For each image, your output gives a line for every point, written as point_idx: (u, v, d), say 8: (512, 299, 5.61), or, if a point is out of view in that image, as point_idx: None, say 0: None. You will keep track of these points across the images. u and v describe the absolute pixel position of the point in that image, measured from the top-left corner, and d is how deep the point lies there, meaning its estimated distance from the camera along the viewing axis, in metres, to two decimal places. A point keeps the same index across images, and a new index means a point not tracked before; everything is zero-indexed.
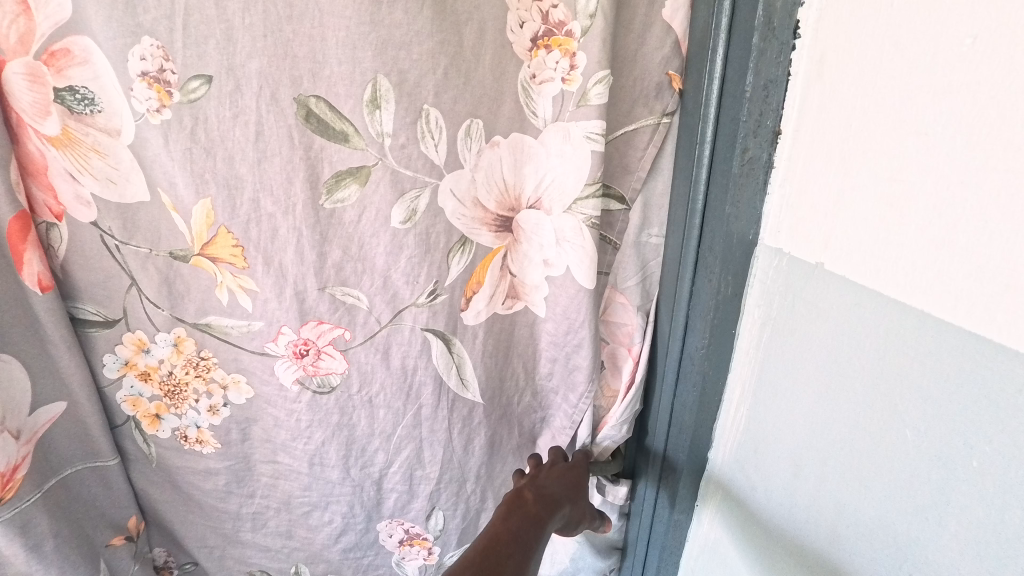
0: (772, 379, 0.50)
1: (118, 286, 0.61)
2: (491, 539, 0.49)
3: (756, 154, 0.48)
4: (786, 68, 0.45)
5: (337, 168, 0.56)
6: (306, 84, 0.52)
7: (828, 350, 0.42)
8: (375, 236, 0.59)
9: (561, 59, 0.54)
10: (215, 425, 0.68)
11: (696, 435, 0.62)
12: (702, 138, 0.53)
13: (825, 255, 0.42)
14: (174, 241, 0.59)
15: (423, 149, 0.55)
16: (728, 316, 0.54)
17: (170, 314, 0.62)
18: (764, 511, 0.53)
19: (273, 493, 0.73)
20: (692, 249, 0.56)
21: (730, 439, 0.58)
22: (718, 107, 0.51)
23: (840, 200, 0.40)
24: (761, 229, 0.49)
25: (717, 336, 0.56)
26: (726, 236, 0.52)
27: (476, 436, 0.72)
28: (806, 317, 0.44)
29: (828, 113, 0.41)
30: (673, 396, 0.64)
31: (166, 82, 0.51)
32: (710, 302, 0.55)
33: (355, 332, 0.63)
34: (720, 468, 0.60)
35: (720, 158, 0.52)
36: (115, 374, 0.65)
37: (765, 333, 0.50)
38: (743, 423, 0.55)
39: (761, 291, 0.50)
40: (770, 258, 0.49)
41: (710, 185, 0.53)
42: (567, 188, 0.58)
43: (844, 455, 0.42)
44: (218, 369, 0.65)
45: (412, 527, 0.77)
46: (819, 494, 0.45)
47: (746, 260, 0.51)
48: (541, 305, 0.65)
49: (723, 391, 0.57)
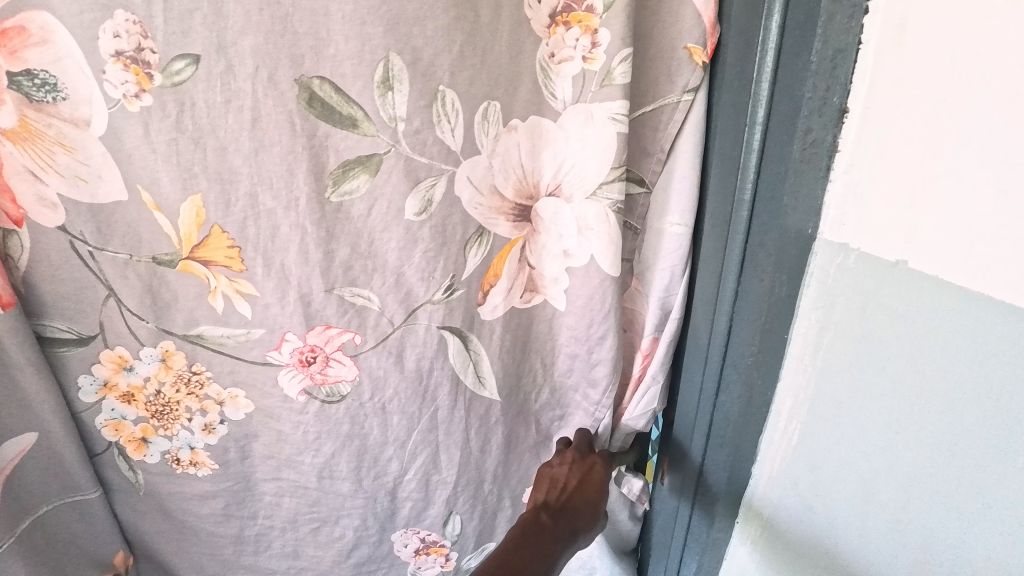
0: (833, 396, 0.43)
1: (93, 298, 0.54)
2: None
3: (820, 135, 0.40)
4: (856, 35, 0.37)
5: (344, 158, 0.51)
6: (308, 63, 0.47)
7: (914, 364, 0.36)
8: (386, 231, 0.55)
9: (581, 36, 0.51)
10: (210, 445, 0.62)
11: (737, 456, 0.55)
12: (752, 120, 0.45)
13: (911, 253, 0.35)
14: (158, 244, 0.52)
15: (438, 134, 0.51)
16: (780, 322, 0.46)
17: (156, 326, 0.56)
18: (822, 537, 0.47)
19: (277, 512, 0.68)
20: (737, 247, 0.48)
21: (775, 461, 0.51)
22: (772, 82, 0.43)
23: (934, 190, 0.33)
24: (821, 223, 0.41)
25: (766, 346, 0.48)
26: (780, 232, 0.44)
27: (494, 435, 0.69)
28: (886, 325, 0.37)
29: (913, 83, 0.34)
30: (711, 410, 0.56)
31: (145, 63, 0.45)
32: (761, 305, 0.47)
33: (366, 335, 0.59)
34: (761, 491, 0.53)
35: (773, 142, 0.44)
36: (92, 398, 0.58)
37: (825, 343, 0.43)
38: (794, 442, 0.48)
39: (820, 292, 0.43)
40: (832, 255, 0.41)
41: (760, 173, 0.45)
42: (589, 173, 0.56)
43: (934, 484, 0.37)
44: (214, 384, 0.59)
45: (428, 534, 0.73)
46: (899, 523, 0.40)
47: (801, 259, 0.43)
48: (560, 299, 0.63)
49: (770, 406, 0.50)
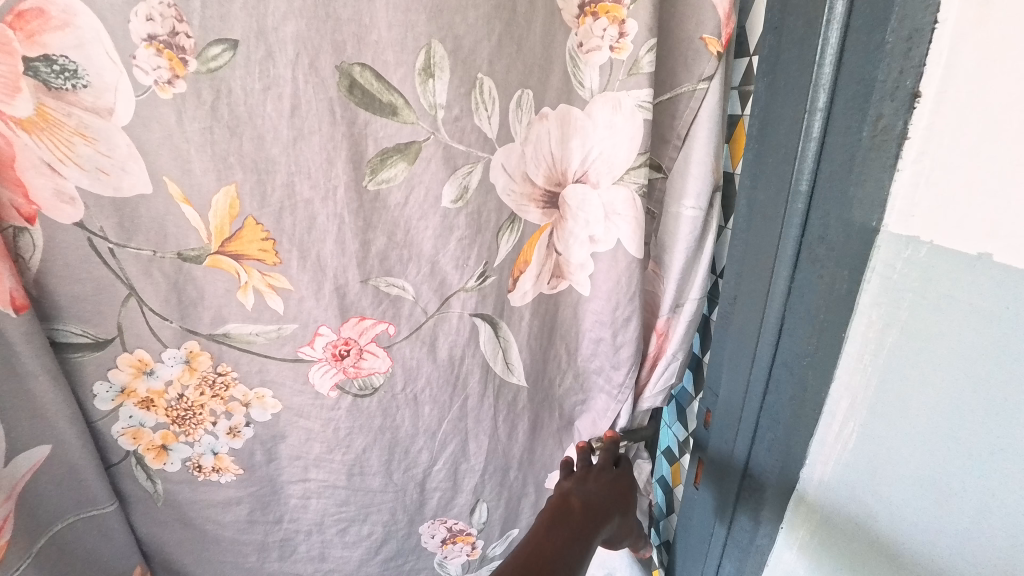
0: (897, 395, 0.41)
1: (112, 299, 0.51)
2: (533, 555, 0.51)
3: (891, 122, 0.38)
4: (933, 13, 0.35)
5: (383, 146, 0.51)
6: (350, 50, 0.46)
7: (991, 360, 0.34)
8: (423, 220, 0.55)
9: (609, 26, 0.53)
10: (236, 449, 0.60)
11: (786, 459, 0.53)
12: (812, 105, 0.43)
13: (993, 242, 0.33)
14: (184, 239, 0.50)
15: (476, 122, 0.52)
16: (839, 319, 0.45)
17: (180, 326, 0.53)
18: (877, 549, 0.45)
19: (303, 514, 0.66)
20: (794, 241, 0.47)
21: (827, 466, 0.49)
22: (835, 67, 0.41)
23: (1017, 171, 0.32)
24: (886, 214, 0.40)
25: (823, 345, 0.47)
26: (844, 224, 0.42)
27: (521, 421, 0.70)
28: (960, 320, 0.36)
29: (995, 64, 0.32)
30: (759, 410, 0.55)
31: (180, 48, 0.43)
32: (820, 302, 0.46)
33: (400, 325, 0.59)
34: (812, 498, 0.51)
35: (836, 125, 0.42)
36: (109, 405, 0.55)
37: (890, 343, 0.41)
38: (850, 446, 0.46)
39: (880, 291, 0.41)
40: (898, 249, 0.40)
41: (820, 161, 0.44)
42: (617, 160, 0.58)
43: (1010, 488, 0.34)
44: (240, 385, 0.57)
45: (455, 524, 0.73)
46: (970, 531, 0.37)
47: (864, 253, 0.42)
48: (586, 283, 0.65)
49: (823, 407, 0.48)
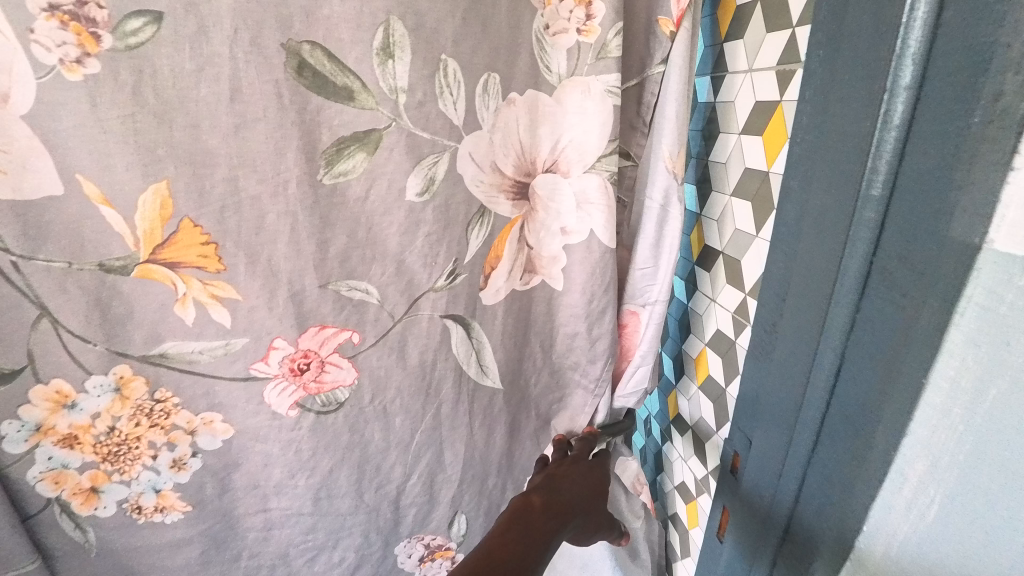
0: (1004, 453, 0.33)
1: (18, 321, 0.43)
2: (485, 557, 0.48)
3: (1017, 95, 0.29)
4: None
5: (339, 134, 0.46)
6: (298, 25, 0.41)
7: None
8: (386, 215, 0.50)
9: (575, 8, 0.51)
10: (182, 483, 0.53)
11: (843, 521, 0.44)
12: (896, 77, 0.34)
13: None
14: (107, 247, 0.43)
15: (441, 107, 0.48)
16: (919, 358, 0.36)
17: (107, 349, 0.46)
18: None
19: (265, 548, 0.59)
20: (861, 260, 0.38)
21: (898, 530, 0.40)
22: (931, 26, 0.32)
23: None
24: (993, 226, 0.31)
25: (897, 388, 0.38)
26: (933, 240, 0.34)
27: (497, 425, 0.67)
28: None
29: None
30: (807, 460, 0.46)
31: (90, 20, 0.37)
32: (892, 335, 0.37)
33: (366, 332, 0.54)
34: (876, 564, 0.43)
35: (931, 105, 0.33)
36: (20, 449, 0.46)
37: (995, 390, 0.33)
38: (943, 511, 0.37)
39: (984, 320, 0.33)
40: (1010, 273, 0.31)
41: (904, 152, 0.35)
42: (588, 146, 0.56)
43: None
44: (184, 411, 0.50)
45: (433, 540, 0.69)
46: None
47: (960, 277, 0.33)
48: (558, 277, 0.63)
49: (897, 459, 0.40)
